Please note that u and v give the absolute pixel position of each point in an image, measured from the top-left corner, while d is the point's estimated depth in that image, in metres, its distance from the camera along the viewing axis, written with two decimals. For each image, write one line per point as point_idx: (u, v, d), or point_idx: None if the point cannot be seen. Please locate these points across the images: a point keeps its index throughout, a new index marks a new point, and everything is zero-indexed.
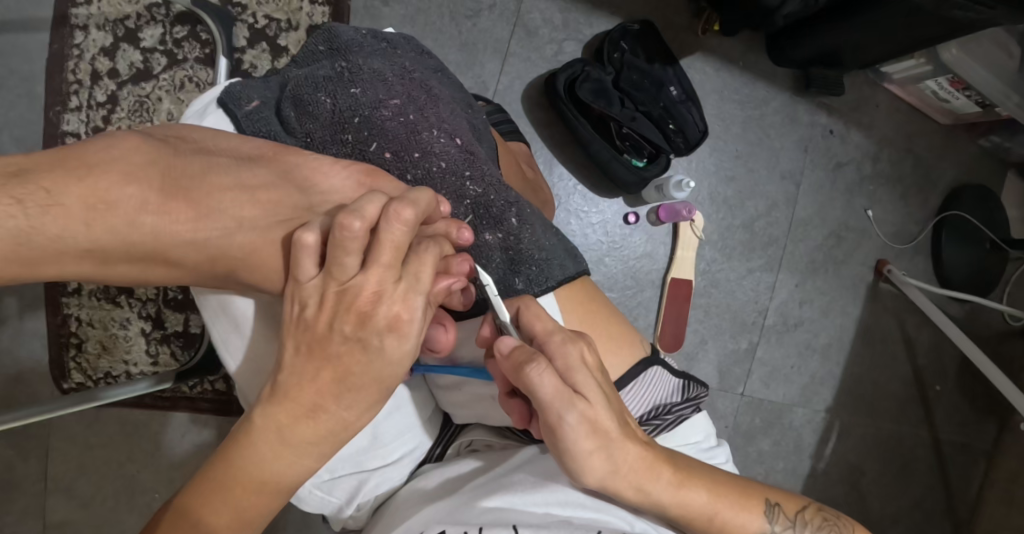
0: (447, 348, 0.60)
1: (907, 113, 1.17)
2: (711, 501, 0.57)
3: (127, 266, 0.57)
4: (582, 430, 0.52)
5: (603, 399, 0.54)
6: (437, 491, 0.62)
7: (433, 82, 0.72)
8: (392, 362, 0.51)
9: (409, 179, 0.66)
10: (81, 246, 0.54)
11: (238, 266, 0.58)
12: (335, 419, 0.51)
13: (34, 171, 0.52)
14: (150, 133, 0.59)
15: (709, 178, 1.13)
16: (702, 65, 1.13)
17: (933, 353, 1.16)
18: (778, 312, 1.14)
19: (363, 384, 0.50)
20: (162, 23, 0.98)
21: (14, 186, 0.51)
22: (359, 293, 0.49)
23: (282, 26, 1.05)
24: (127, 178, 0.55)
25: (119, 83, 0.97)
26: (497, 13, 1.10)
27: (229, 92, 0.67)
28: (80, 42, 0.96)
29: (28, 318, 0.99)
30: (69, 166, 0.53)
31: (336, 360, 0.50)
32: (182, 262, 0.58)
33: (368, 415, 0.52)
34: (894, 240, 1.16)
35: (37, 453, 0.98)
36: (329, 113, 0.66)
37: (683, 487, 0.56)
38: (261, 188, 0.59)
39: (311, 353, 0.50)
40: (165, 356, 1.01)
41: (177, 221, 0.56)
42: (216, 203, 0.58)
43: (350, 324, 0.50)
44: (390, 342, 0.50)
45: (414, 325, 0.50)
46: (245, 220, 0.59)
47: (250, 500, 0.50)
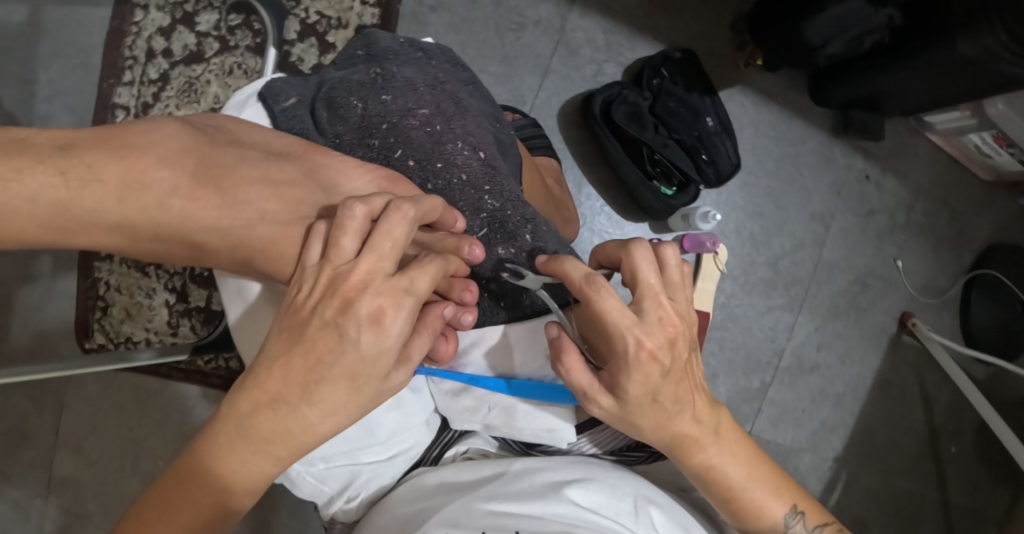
0: (447, 359, 0.63)
1: (947, 165, 1.14)
2: (748, 480, 0.60)
3: (153, 243, 0.59)
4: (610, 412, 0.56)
5: (647, 390, 0.54)
6: (437, 491, 0.64)
7: (463, 94, 0.76)
8: (367, 357, 0.50)
9: (429, 188, 0.70)
10: (112, 221, 0.56)
11: (255, 256, 0.60)
12: (296, 417, 0.50)
13: (79, 147, 0.55)
14: (190, 122, 0.62)
15: (736, 212, 1.12)
16: (741, 98, 1.13)
17: (952, 413, 1.13)
18: (794, 354, 1.12)
19: (331, 375, 0.49)
20: (219, 10, 1.02)
21: (58, 158, 0.54)
22: (348, 278, 0.51)
23: (332, 23, 1.08)
24: (163, 161, 0.57)
25: (172, 63, 1.01)
26: (541, 30, 1.12)
27: (270, 88, 0.71)
28: (139, 20, 1.01)
29: (60, 277, 1.03)
30: (109, 144, 0.56)
31: (310, 348, 0.50)
32: (204, 246, 0.60)
33: (333, 420, 0.51)
34: (922, 293, 1.13)
35: (52, 408, 1.01)
36: (358, 117, 0.70)
37: (714, 461, 0.58)
38: (285, 184, 0.61)
39: (292, 339, 0.51)
40: (185, 328, 1.03)
41: (205, 208, 0.59)
42: (241, 194, 0.60)
43: (331, 309, 0.50)
44: (366, 334, 0.49)
45: (396, 321, 0.50)
46: (268, 213, 0.60)
47: (205, 490, 0.50)
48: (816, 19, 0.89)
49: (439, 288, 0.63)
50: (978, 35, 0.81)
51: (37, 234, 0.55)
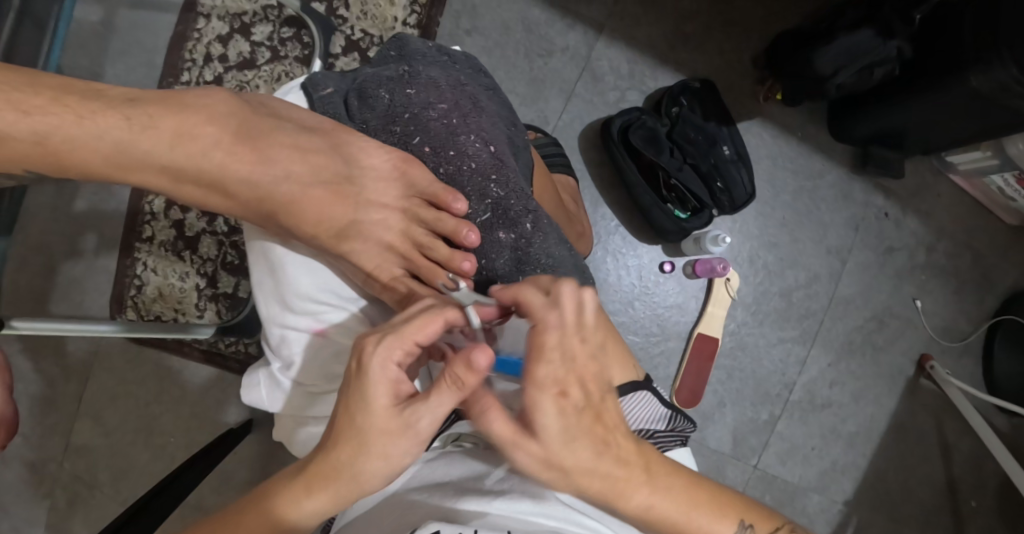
0: (443, 335, 0.63)
1: (971, 207, 1.12)
2: (687, 512, 0.52)
3: (195, 187, 0.65)
4: (535, 463, 0.50)
5: (565, 433, 0.49)
6: (405, 493, 0.55)
7: (482, 97, 0.78)
8: (372, 422, 0.47)
9: (441, 172, 0.74)
10: (160, 162, 0.62)
11: (278, 209, 0.65)
12: (328, 483, 0.48)
13: (144, 101, 0.62)
14: (243, 96, 0.68)
15: (751, 240, 1.12)
16: (760, 130, 1.14)
17: (973, 465, 1.07)
18: (805, 389, 1.09)
19: (372, 462, 0.47)
20: (273, 23, 1.12)
21: (127, 107, 0.60)
22: (392, 377, 0.47)
23: (374, 41, 1.15)
24: (211, 120, 0.63)
25: (226, 67, 1.10)
26: (568, 57, 1.17)
27: (311, 78, 0.76)
28: (201, 27, 1.11)
29: (102, 256, 1.11)
30: (167, 103, 0.62)
31: (358, 447, 0.47)
32: (235, 194, 0.65)
33: (381, 491, 0.49)
34: (942, 336, 1.10)
35: (78, 376, 1.07)
36: (384, 107, 0.74)
37: (651, 502, 0.51)
38: (313, 151, 0.66)
39: (334, 436, 0.48)
40: (210, 313, 1.09)
41: (240, 161, 0.64)
42: (273, 153, 0.65)
43: (373, 411, 0.47)
44: (419, 419, 0.47)
45: (424, 421, 0.47)
46: (294, 174, 0.66)
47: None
48: (825, 49, 0.92)
49: (440, 258, 0.70)
50: (990, 69, 0.82)
51: (96, 162, 0.60)
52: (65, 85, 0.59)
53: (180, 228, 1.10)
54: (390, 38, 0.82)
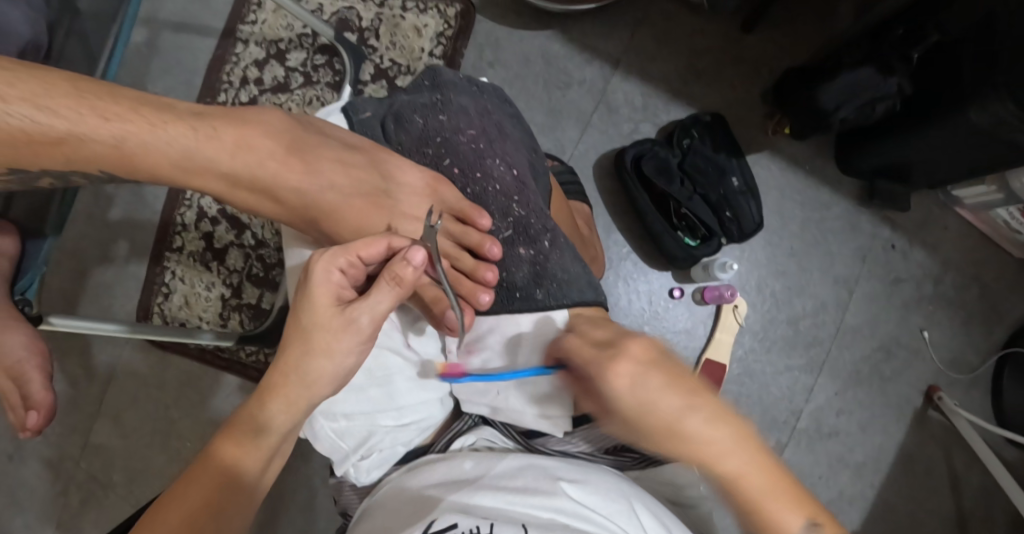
0: (460, 329, 0.69)
1: (977, 241, 1.14)
2: (812, 527, 0.52)
3: (248, 194, 0.68)
4: (699, 459, 0.53)
5: (727, 440, 0.52)
6: (445, 484, 0.64)
7: (508, 124, 0.83)
8: (317, 314, 0.57)
9: (467, 192, 0.78)
10: (222, 170, 0.65)
11: (321, 216, 0.70)
12: (280, 373, 0.58)
13: (209, 115, 0.65)
14: (299, 118, 0.72)
15: (759, 268, 1.15)
16: (768, 163, 1.18)
17: (983, 498, 1.06)
18: (812, 417, 1.10)
19: (330, 355, 0.57)
20: (307, 50, 1.18)
21: (194, 119, 0.63)
22: (338, 284, 0.59)
23: (402, 69, 1.22)
24: (267, 133, 0.67)
25: (261, 90, 1.17)
26: (585, 89, 1.23)
27: (352, 102, 0.81)
28: (239, 52, 1.18)
29: (132, 263, 1.16)
30: (230, 117, 0.66)
31: (312, 342, 0.57)
32: (283, 200, 0.69)
33: (329, 388, 0.59)
34: (949, 368, 1.11)
35: (101, 378, 1.11)
36: (418, 130, 0.79)
37: (816, 520, 0.52)
38: (357, 168, 0.71)
39: (292, 339, 0.58)
40: (234, 321, 1.13)
41: (291, 171, 0.68)
42: (319, 165, 0.69)
43: (326, 309, 0.58)
44: (363, 315, 0.58)
45: (364, 317, 0.58)
46: (337, 185, 0.70)
47: (213, 482, 0.56)
48: (829, 86, 0.97)
49: (464, 268, 0.74)
50: (986, 103, 0.85)
51: (163, 170, 0.63)
52: (136, 96, 0.61)
53: (210, 239, 1.15)
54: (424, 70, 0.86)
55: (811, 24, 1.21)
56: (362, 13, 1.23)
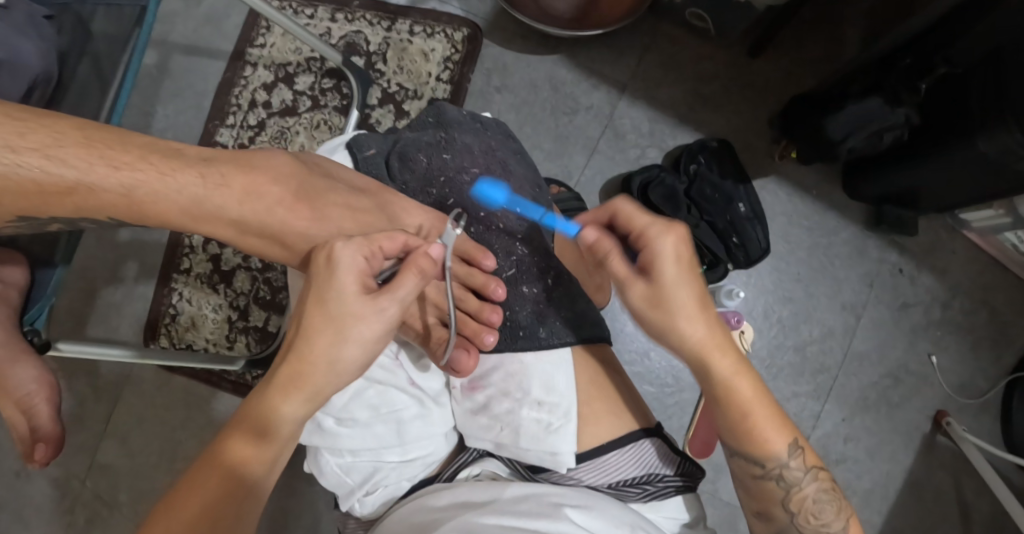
0: (468, 372, 0.72)
1: (985, 265, 1.14)
2: (750, 402, 0.63)
3: (257, 239, 0.70)
4: (644, 300, 0.63)
5: (678, 269, 0.62)
6: (450, 507, 0.64)
7: (513, 161, 0.85)
8: (339, 294, 0.60)
9: (472, 231, 0.81)
10: (231, 217, 0.67)
11: None
12: (296, 364, 0.59)
13: (219, 161, 0.66)
14: (301, 158, 0.73)
15: (766, 295, 1.15)
16: (776, 188, 1.18)
17: (994, 525, 1.05)
18: (820, 443, 1.09)
19: (357, 342, 0.60)
20: (316, 74, 1.19)
21: (204, 166, 0.65)
22: (362, 270, 0.61)
23: (409, 94, 1.22)
24: (275, 180, 0.68)
25: (269, 113, 1.18)
26: (592, 114, 1.23)
27: (356, 139, 0.84)
28: (248, 75, 1.19)
29: (140, 283, 1.16)
30: (238, 162, 0.68)
31: (340, 328, 0.59)
32: (292, 245, 0.70)
33: (351, 375, 0.61)
34: (958, 393, 1.10)
35: (109, 398, 1.11)
36: (423, 170, 0.83)
37: (731, 378, 0.63)
38: (364, 212, 0.72)
39: (315, 324, 0.59)
40: (240, 344, 1.13)
41: (298, 218, 0.69)
42: (327, 211, 0.70)
43: (353, 296, 0.60)
44: (388, 303, 0.60)
45: (390, 305, 0.60)
46: (344, 231, 0.70)
47: (230, 470, 0.56)
48: (836, 116, 0.97)
49: (470, 309, 0.76)
50: (995, 134, 0.85)
51: (174, 219, 0.65)
52: (147, 143, 0.63)
53: (218, 262, 1.16)
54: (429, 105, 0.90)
55: (817, 49, 1.21)
56: (370, 37, 1.24)
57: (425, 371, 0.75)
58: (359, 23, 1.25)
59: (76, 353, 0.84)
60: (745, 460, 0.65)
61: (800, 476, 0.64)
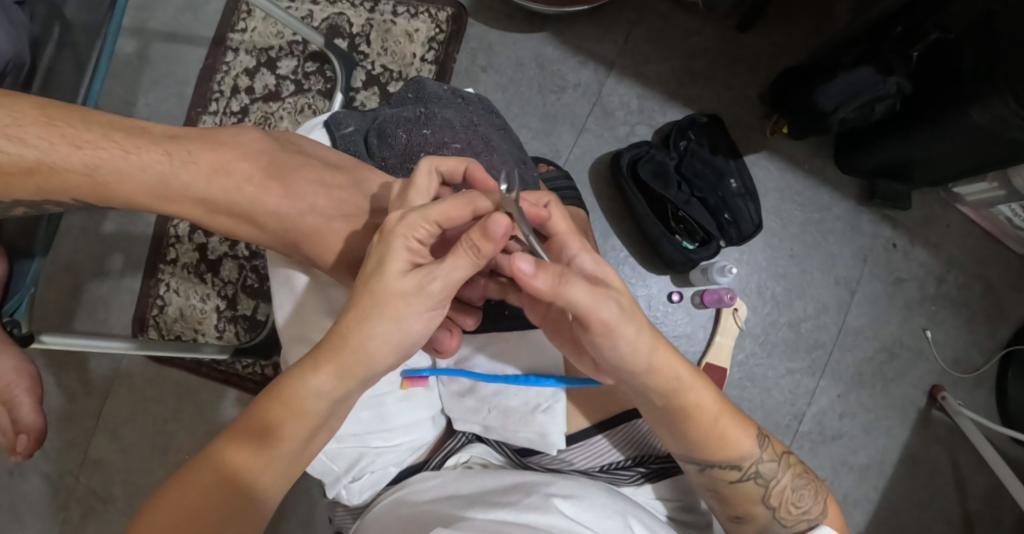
0: (450, 350, 0.67)
1: (981, 238, 1.12)
2: (716, 409, 0.61)
3: (227, 218, 0.68)
4: (623, 318, 0.55)
5: (619, 275, 0.58)
6: (435, 500, 0.64)
7: (495, 136, 0.86)
8: (392, 280, 0.54)
9: None
10: (202, 196, 0.65)
11: (303, 240, 0.68)
12: (344, 348, 0.55)
13: (185, 138, 0.65)
14: (269, 132, 0.72)
15: (759, 272, 1.13)
16: (767, 163, 1.16)
17: (990, 499, 1.04)
18: (815, 420, 1.09)
19: (394, 325, 0.55)
20: (298, 58, 1.17)
21: (170, 143, 0.64)
22: (411, 246, 0.55)
23: (393, 75, 1.21)
24: (245, 156, 0.67)
25: (252, 99, 1.16)
26: (579, 93, 1.21)
27: (334, 118, 0.85)
28: (229, 61, 1.17)
29: (127, 275, 1.15)
30: (205, 140, 0.66)
31: (378, 309, 0.54)
32: (263, 224, 0.68)
33: (387, 361, 0.57)
34: (954, 368, 1.09)
35: (100, 391, 1.11)
36: (403, 146, 0.82)
37: (695, 393, 0.60)
38: (336, 187, 0.69)
39: (352, 307, 0.55)
40: (229, 333, 1.12)
41: (270, 196, 0.67)
42: (299, 188, 0.68)
43: (397, 275, 0.54)
44: (434, 287, 0.55)
45: (435, 285, 0.55)
46: (319, 208, 0.68)
47: (217, 494, 0.54)
48: (826, 88, 0.95)
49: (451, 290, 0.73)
50: (989, 103, 0.83)
51: (140, 200, 0.64)
52: (109, 122, 0.62)
53: (204, 251, 1.15)
54: (408, 82, 0.91)
55: (808, 21, 1.19)
56: (353, 19, 1.22)
57: (411, 352, 0.73)
58: (341, 5, 1.23)
59: (61, 346, 0.83)
60: (722, 470, 0.63)
61: (774, 467, 0.64)
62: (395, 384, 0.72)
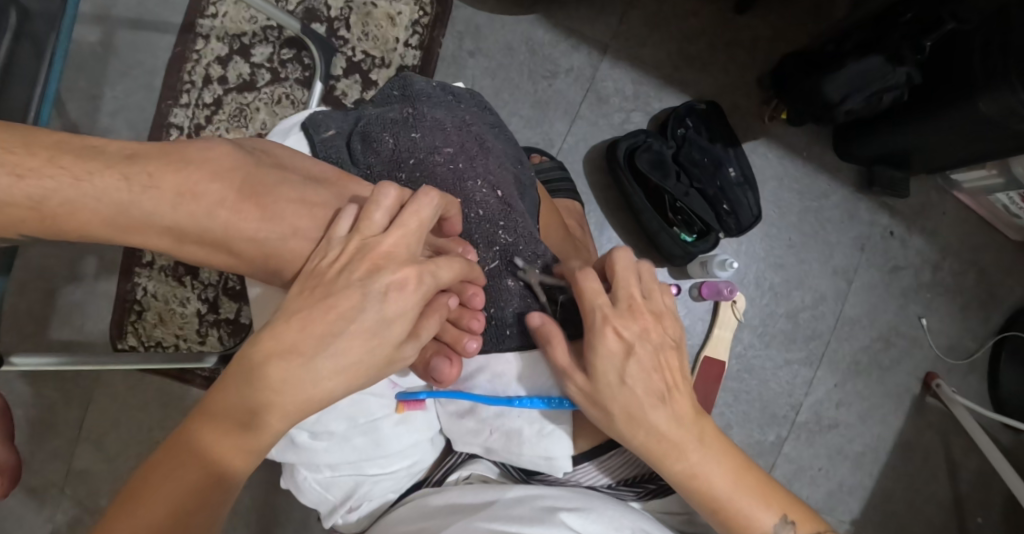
0: (449, 382, 0.64)
1: (975, 225, 1.12)
2: (726, 494, 0.56)
3: (196, 247, 0.64)
4: (581, 396, 0.59)
5: (613, 361, 0.56)
6: (441, 511, 0.65)
7: (489, 136, 0.81)
8: (387, 316, 0.52)
9: None
10: (164, 224, 0.61)
11: (285, 267, 0.64)
12: (308, 367, 0.50)
13: (143, 157, 0.60)
14: (241, 144, 0.67)
15: (756, 262, 1.12)
16: (765, 150, 1.14)
17: (980, 482, 1.07)
18: (811, 410, 1.09)
19: (351, 329, 0.51)
20: (273, 44, 1.10)
21: (126, 165, 0.59)
22: (376, 248, 0.55)
23: (376, 62, 1.14)
24: (214, 176, 0.62)
25: (225, 89, 1.09)
26: (572, 78, 1.17)
27: (312, 120, 0.78)
28: (200, 48, 1.10)
29: (102, 280, 1.10)
30: (169, 158, 0.61)
31: (332, 304, 0.52)
32: (241, 253, 0.64)
33: (342, 379, 0.51)
34: (947, 354, 1.10)
35: (80, 402, 1.06)
36: (389, 151, 0.76)
37: (696, 469, 0.56)
38: (320, 205, 0.65)
39: (312, 294, 0.53)
40: (212, 338, 1.08)
41: (245, 219, 0.63)
42: (278, 210, 0.64)
43: (359, 271, 0.54)
44: (390, 296, 0.53)
45: (410, 348, 0.55)
46: (300, 230, 0.64)
47: (190, 484, 0.48)
48: (835, 76, 0.93)
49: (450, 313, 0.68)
50: (1000, 95, 0.82)
51: (98, 229, 0.59)
52: (57, 142, 0.57)
53: None
54: (393, 78, 0.85)
55: (806, 2, 1.15)
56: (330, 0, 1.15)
57: (406, 373, 0.71)
58: None
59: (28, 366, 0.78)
60: None
61: None
62: (390, 407, 0.69)
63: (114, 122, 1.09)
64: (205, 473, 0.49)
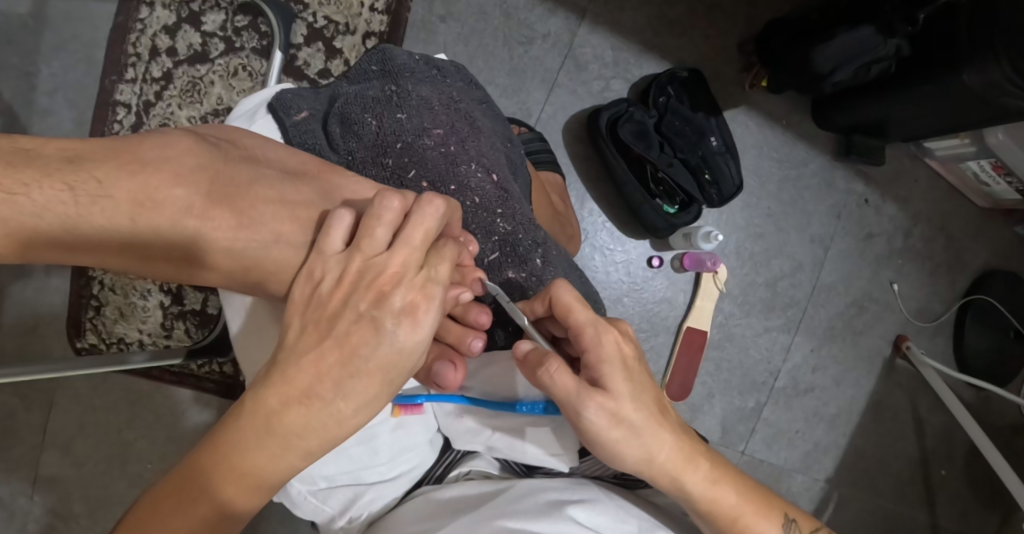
0: (454, 387, 0.61)
1: (945, 191, 1.15)
2: (739, 502, 0.56)
3: (166, 258, 0.58)
4: (606, 418, 0.52)
5: (625, 375, 0.53)
6: (443, 510, 0.63)
7: (478, 113, 0.76)
8: (401, 350, 0.47)
9: None
10: (124, 236, 0.55)
11: (266, 278, 0.59)
12: (328, 412, 0.46)
13: (89, 161, 0.53)
14: (203, 136, 0.61)
15: (737, 232, 1.12)
16: (746, 119, 1.13)
17: (943, 436, 1.13)
18: (790, 375, 1.12)
19: (365, 370, 0.46)
20: (226, 10, 1.00)
21: (68, 172, 0.52)
22: (382, 271, 0.49)
23: (339, 29, 1.06)
24: (176, 180, 0.56)
25: (175, 62, 0.99)
26: (550, 44, 1.11)
27: (281, 100, 0.72)
28: (144, 17, 0.99)
29: (54, 275, 1.02)
30: (126, 163, 0.55)
31: (343, 340, 0.47)
32: (216, 264, 0.59)
33: (363, 415, 0.47)
34: (916, 317, 1.14)
35: (41, 406, 1.00)
36: (372, 135, 0.70)
37: (714, 482, 0.56)
38: (301, 206, 0.60)
39: (319, 330, 0.47)
40: (179, 331, 1.01)
41: (218, 228, 0.57)
42: (255, 214, 0.59)
43: (365, 301, 0.48)
44: (402, 327, 0.47)
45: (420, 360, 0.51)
46: (283, 235, 0.59)
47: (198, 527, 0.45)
48: (824, 49, 0.91)
49: (454, 312, 0.65)
50: (984, 67, 0.82)
51: (46, 248, 0.53)
52: None
53: None
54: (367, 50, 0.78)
55: None
56: None
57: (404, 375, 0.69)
58: None
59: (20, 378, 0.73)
60: None
61: None
62: (386, 412, 0.67)
63: (52, 102, 0.99)
64: (213, 513, 0.45)
